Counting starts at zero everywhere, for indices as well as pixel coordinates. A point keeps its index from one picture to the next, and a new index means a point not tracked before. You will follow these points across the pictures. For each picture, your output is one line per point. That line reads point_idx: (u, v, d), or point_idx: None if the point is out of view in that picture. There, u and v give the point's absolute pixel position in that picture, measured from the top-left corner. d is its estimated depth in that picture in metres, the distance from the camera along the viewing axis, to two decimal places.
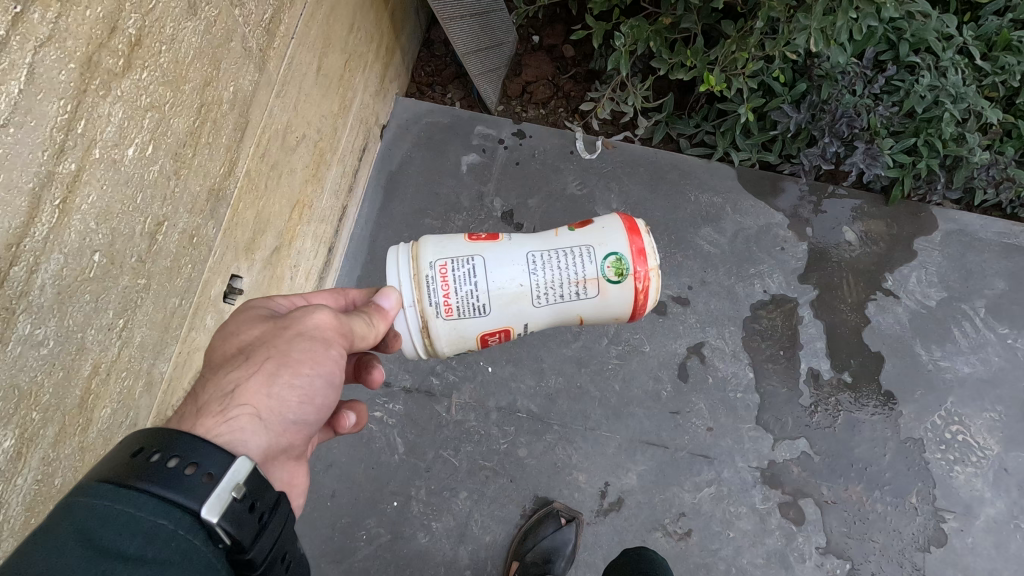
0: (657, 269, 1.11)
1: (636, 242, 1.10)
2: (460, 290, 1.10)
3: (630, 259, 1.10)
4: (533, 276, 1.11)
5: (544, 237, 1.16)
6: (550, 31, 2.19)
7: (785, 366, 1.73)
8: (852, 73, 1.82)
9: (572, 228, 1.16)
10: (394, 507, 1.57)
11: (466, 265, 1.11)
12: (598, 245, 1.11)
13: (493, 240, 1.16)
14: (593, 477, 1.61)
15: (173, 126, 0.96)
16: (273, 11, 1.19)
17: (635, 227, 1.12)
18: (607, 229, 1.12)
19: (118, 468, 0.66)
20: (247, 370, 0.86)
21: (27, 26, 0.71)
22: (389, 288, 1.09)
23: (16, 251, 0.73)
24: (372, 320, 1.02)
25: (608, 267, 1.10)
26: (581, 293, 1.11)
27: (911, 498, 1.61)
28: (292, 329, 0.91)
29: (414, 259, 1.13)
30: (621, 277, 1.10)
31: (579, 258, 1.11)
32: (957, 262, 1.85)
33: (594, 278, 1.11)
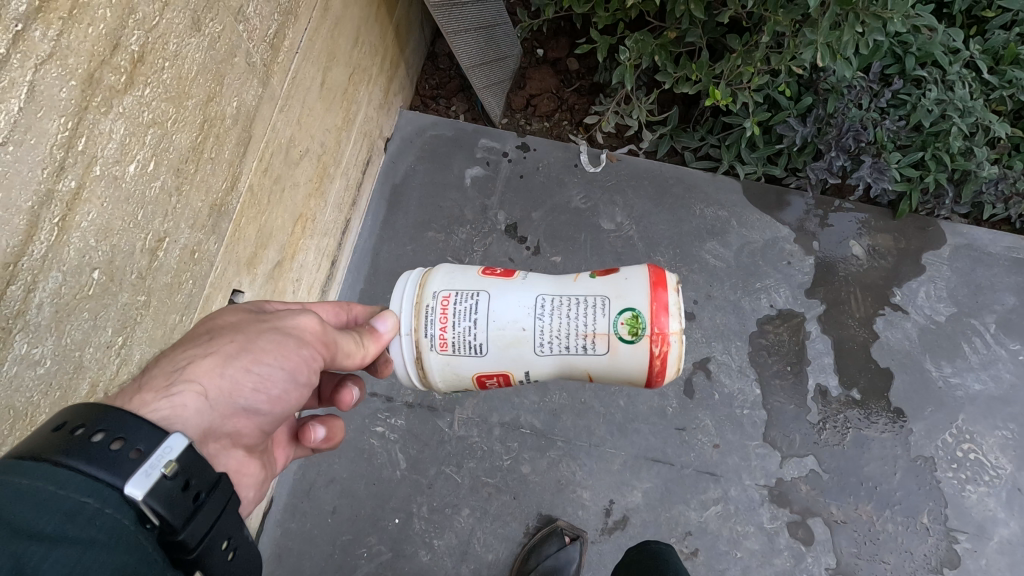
0: (680, 334, 0.98)
1: (658, 300, 0.99)
2: (457, 325, 1.05)
3: (648, 319, 0.98)
4: (538, 320, 1.03)
5: (561, 282, 1.08)
6: (554, 44, 2.18)
7: (793, 382, 1.71)
8: (859, 88, 1.80)
9: (594, 275, 1.08)
10: (395, 524, 1.55)
11: (469, 299, 1.06)
12: (615, 299, 1.01)
13: (506, 277, 1.09)
14: (597, 495, 1.59)
15: (176, 142, 0.96)
16: (277, 26, 1.18)
17: (661, 284, 1.00)
18: (628, 281, 1.02)
19: (38, 443, 0.61)
20: (208, 349, 0.81)
21: (28, 45, 0.70)
22: (389, 312, 1.07)
23: (13, 270, 0.72)
24: (361, 339, 0.99)
25: (622, 323, 0.99)
26: (588, 347, 1.02)
27: (923, 517, 1.57)
28: (270, 322, 0.87)
29: (421, 286, 1.10)
30: (634, 337, 0.99)
31: (591, 309, 1.02)
32: (966, 277, 1.82)
33: (605, 334, 1.01)
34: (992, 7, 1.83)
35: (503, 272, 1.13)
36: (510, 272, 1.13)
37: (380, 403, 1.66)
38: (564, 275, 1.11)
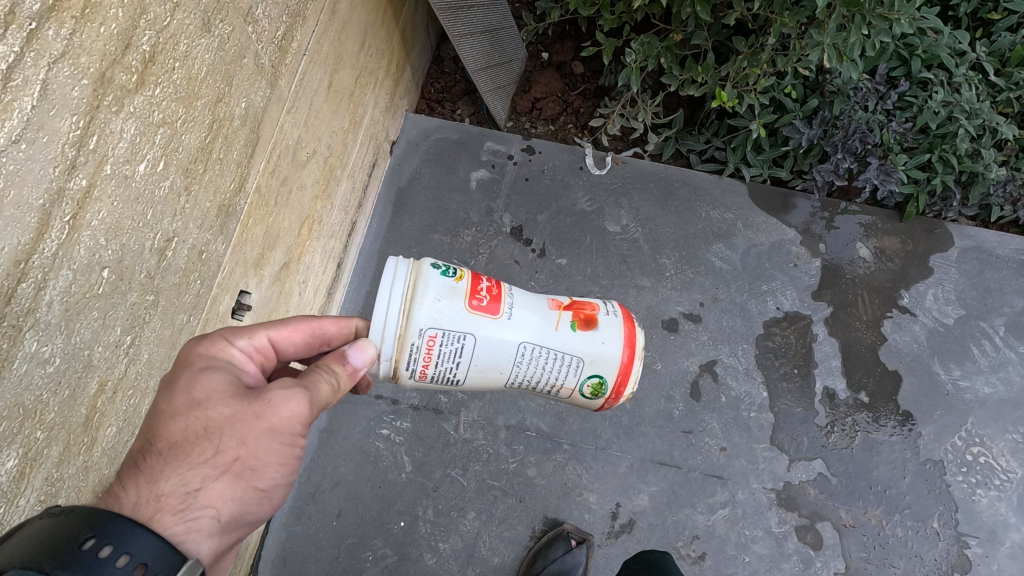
0: (631, 396, 1.14)
1: (623, 369, 1.10)
2: (440, 364, 1.04)
3: (611, 386, 1.11)
4: (516, 367, 1.09)
5: (543, 326, 1.10)
6: (559, 48, 2.20)
7: (800, 385, 1.69)
8: (864, 90, 1.82)
9: (574, 325, 1.11)
10: (401, 527, 1.54)
11: (456, 343, 1.03)
12: (590, 364, 1.09)
13: (493, 315, 1.06)
14: (603, 498, 1.58)
15: (185, 142, 0.96)
16: (286, 28, 1.19)
17: (629, 351, 1.10)
18: (605, 348, 1.09)
19: (40, 553, 0.59)
20: (213, 469, 0.78)
21: (42, 43, 0.70)
22: (367, 341, 0.97)
23: (24, 267, 0.72)
24: (339, 387, 0.91)
25: (588, 385, 1.11)
26: (553, 392, 1.13)
27: (933, 522, 1.56)
28: (266, 418, 0.81)
29: (404, 313, 1.02)
30: (594, 396, 1.12)
31: (566, 367, 1.10)
32: (974, 279, 1.81)
33: (570, 388, 1.12)
34: (998, 10, 1.83)
35: (488, 296, 1.08)
36: (495, 300, 1.08)
37: (386, 406, 1.65)
38: (545, 312, 1.12)
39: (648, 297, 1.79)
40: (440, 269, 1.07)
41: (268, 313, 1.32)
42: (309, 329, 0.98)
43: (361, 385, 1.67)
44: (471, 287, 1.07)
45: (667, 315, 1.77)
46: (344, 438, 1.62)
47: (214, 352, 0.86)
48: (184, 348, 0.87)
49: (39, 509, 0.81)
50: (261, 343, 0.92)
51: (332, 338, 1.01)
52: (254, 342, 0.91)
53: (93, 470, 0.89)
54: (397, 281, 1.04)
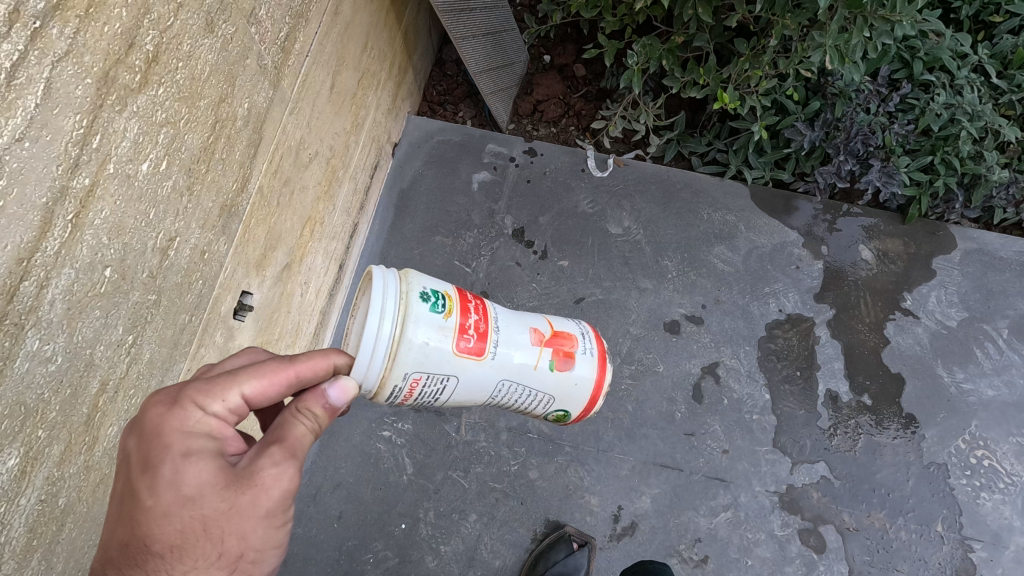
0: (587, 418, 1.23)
1: (589, 405, 1.16)
2: (420, 397, 1.04)
3: (573, 416, 1.19)
4: (491, 397, 1.11)
5: (525, 365, 1.09)
6: (561, 50, 2.20)
7: (803, 388, 1.69)
8: (867, 92, 1.83)
9: (553, 364, 1.12)
10: (402, 530, 1.53)
11: (439, 384, 1.02)
12: (560, 400, 1.14)
13: (478, 357, 1.04)
14: (605, 500, 1.57)
15: (188, 142, 0.96)
16: (289, 29, 1.19)
17: (599, 390, 1.16)
18: (577, 389, 1.13)
19: None
20: (217, 567, 0.74)
21: (46, 42, 0.71)
22: (347, 377, 0.88)
23: (26, 265, 0.72)
24: (320, 429, 0.85)
25: (553, 413, 1.18)
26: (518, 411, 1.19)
27: (937, 525, 1.55)
28: (264, 504, 0.75)
29: (390, 357, 0.96)
30: (555, 420, 1.20)
31: (538, 400, 1.14)
32: (978, 282, 1.81)
33: (535, 413, 1.18)
34: (1000, 12, 1.83)
35: (475, 334, 1.04)
36: (481, 340, 1.05)
37: (387, 408, 1.65)
38: (528, 349, 1.10)
39: (650, 299, 1.79)
40: (429, 304, 1.00)
41: (271, 313, 1.32)
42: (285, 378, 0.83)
43: None
44: (459, 326, 1.02)
45: (669, 317, 1.77)
46: (345, 440, 1.62)
47: (188, 428, 0.75)
48: (149, 422, 0.75)
49: (40, 509, 0.80)
50: (236, 405, 0.79)
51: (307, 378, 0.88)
52: (228, 405, 0.78)
53: (94, 470, 0.89)
54: (384, 318, 0.96)
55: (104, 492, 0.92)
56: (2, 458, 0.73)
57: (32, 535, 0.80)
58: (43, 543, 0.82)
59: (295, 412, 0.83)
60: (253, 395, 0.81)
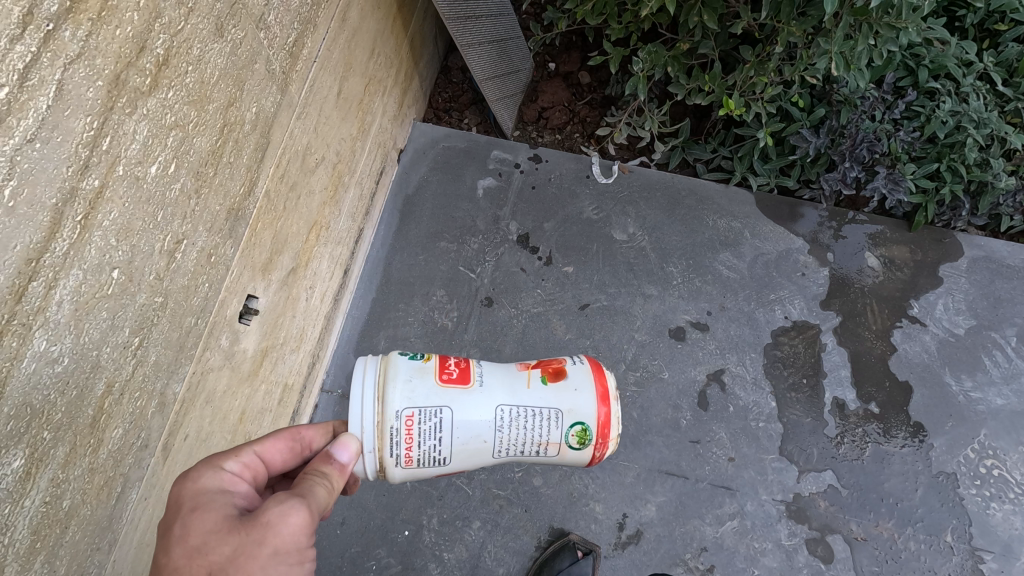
0: (618, 439, 1.08)
1: (603, 413, 1.06)
2: (424, 444, 1.00)
3: (595, 430, 1.06)
4: (499, 432, 1.04)
5: (515, 387, 1.08)
6: (566, 58, 2.21)
7: (809, 395, 1.68)
8: (873, 99, 1.82)
9: (544, 379, 1.09)
10: (405, 537, 1.52)
11: (434, 418, 1.00)
12: (567, 412, 1.05)
13: (464, 385, 1.04)
14: (610, 508, 1.56)
15: (196, 145, 0.97)
16: (297, 35, 1.20)
17: (606, 394, 1.07)
18: (581, 395, 1.06)
19: None
20: None
21: (58, 44, 0.71)
22: (348, 436, 0.96)
23: (35, 266, 0.73)
24: (333, 486, 0.90)
25: (572, 435, 1.06)
26: (540, 452, 1.07)
27: (946, 536, 1.53)
28: (267, 543, 0.76)
29: (378, 400, 1.00)
30: (582, 445, 1.06)
31: (546, 421, 1.05)
32: (985, 289, 1.80)
33: (556, 443, 1.06)
34: (1005, 21, 1.84)
35: (459, 370, 1.07)
36: (465, 372, 1.07)
37: None
38: (514, 375, 1.10)
39: (655, 305, 1.78)
40: (408, 354, 1.06)
41: (276, 317, 1.32)
42: (290, 437, 0.95)
43: None
44: (440, 364, 1.07)
45: (674, 323, 1.76)
46: None
47: (202, 484, 0.83)
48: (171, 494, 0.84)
49: (44, 511, 0.80)
50: (249, 461, 0.89)
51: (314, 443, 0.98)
52: (242, 460, 0.88)
53: (99, 472, 0.88)
54: (367, 374, 1.03)
55: (108, 495, 0.91)
56: (7, 459, 0.73)
57: (36, 537, 0.80)
58: (46, 545, 0.82)
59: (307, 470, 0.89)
60: (265, 451, 0.92)
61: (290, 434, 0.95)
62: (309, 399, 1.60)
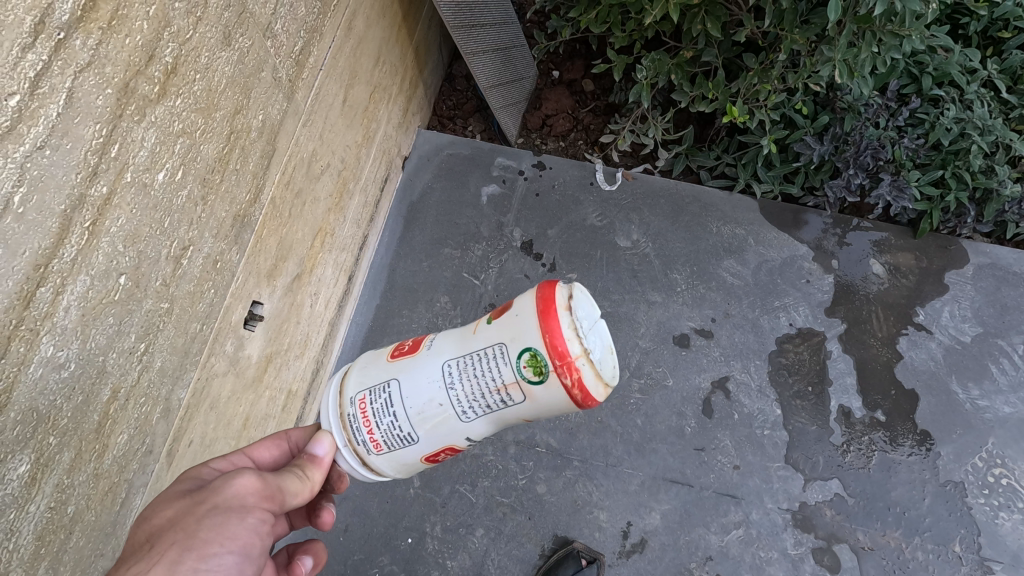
0: (586, 356, 0.85)
1: (549, 331, 0.85)
2: (382, 423, 0.95)
3: (546, 354, 0.85)
4: (451, 389, 0.93)
5: (462, 337, 0.96)
6: (570, 66, 2.23)
7: (814, 403, 1.67)
8: (876, 106, 1.83)
9: (490, 319, 0.94)
10: (408, 544, 1.52)
11: (384, 394, 0.96)
12: (509, 343, 0.88)
13: (412, 354, 0.99)
14: (614, 516, 1.55)
15: (203, 152, 0.97)
16: (303, 43, 1.21)
17: (549, 307, 0.86)
18: (519, 319, 0.88)
19: None
20: (149, 562, 0.71)
21: (69, 52, 0.72)
22: (322, 432, 0.98)
23: (43, 272, 0.73)
24: (302, 477, 0.90)
25: (524, 366, 0.87)
26: (507, 399, 0.91)
27: (954, 545, 1.51)
28: (207, 500, 0.77)
29: (338, 392, 1.01)
30: (541, 376, 0.86)
31: (491, 361, 0.90)
32: (991, 297, 1.79)
33: (513, 382, 0.89)
34: (1008, 28, 1.84)
35: (412, 343, 1.02)
36: (417, 342, 1.01)
37: None
38: (466, 327, 0.98)
39: (660, 312, 1.78)
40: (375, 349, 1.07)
41: (280, 323, 1.32)
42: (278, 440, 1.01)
43: None
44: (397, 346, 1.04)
45: (678, 330, 1.76)
46: None
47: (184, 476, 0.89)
48: None
49: (49, 516, 0.80)
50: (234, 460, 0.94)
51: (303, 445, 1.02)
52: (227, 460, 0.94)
53: (104, 478, 0.89)
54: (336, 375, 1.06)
55: (112, 502, 0.91)
56: (12, 464, 0.73)
57: (40, 543, 0.80)
58: (51, 551, 0.82)
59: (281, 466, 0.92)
60: (252, 452, 0.98)
61: (279, 438, 1.02)
62: (312, 405, 1.59)
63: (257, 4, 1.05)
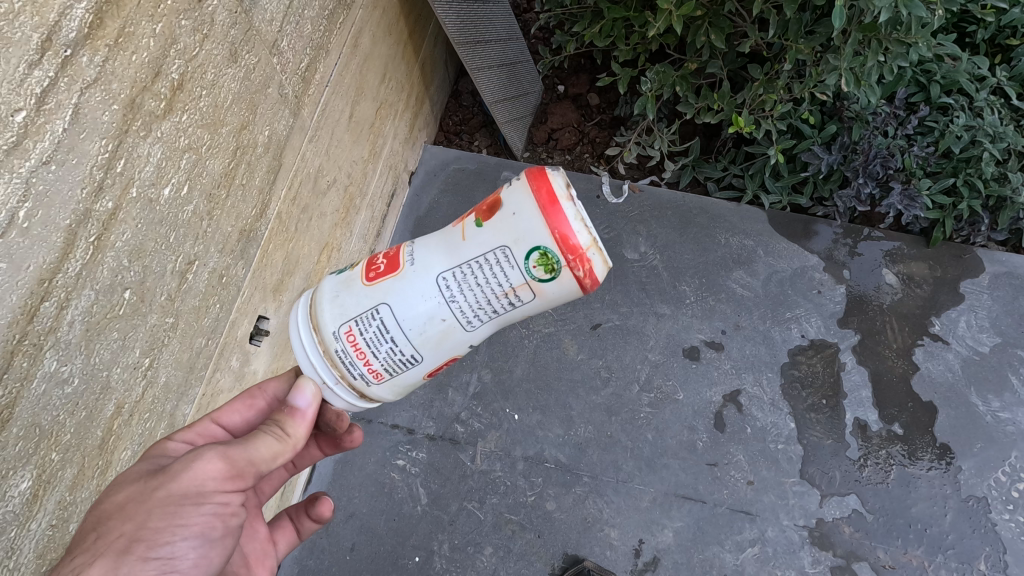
0: (593, 244, 0.84)
1: (553, 222, 0.82)
2: (380, 352, 0.93)
3: (556, 250, 0.83)
4: (452, 303, 0.90)
5: (449, 247, 0.92)
6: (575, 80, 2.24)
7: (830, 417, 1.63)
8: (884, 114, 1.82)
9: (479, 221, 0.90)
10: (416, 563, 1.49)
11: (374, 323, 0.92)
12: (512, 245, 0.85)
13: (392, 273, 0.93)
14: (625, 534, 1.51)
15: (210, 167, 0.98)
16: (309, 60, 1.23)
17: (546, 196, 0.83)
18: (517, 217, 0.84)
19: None
20: (94, 554, 0.71)
21: (76, 69, 0.73)
22: (304, 380, 0.94)
23: (48, 286, 0.74)
24: (283, 434, 0.88)
25: (533, 266, 0.85)
26: (515, 302, 0.89)
27: (979, 563, 1.46)
28: (163, 486, 0.75)
29: (315, 330, 0.95)
30: (552, 273, 0.85)
31: (494, 266, 0.87)
32: (1009, 306, 1.75)
33: (523, 284, 0.87)
34: (1016, 35, 1.83)
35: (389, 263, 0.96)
36: (394, 261, 0.95)
37: (402, 436, 1.62)
38: (450, 232, 0.94)
39: (669, 325, 1.76)
40: (337, 271, 1.01)
41: (287, 338, 1.32)
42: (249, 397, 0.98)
43: (377, 415, 1.65)
44: (366, 266, 0.98)
45: (688, 343, 1.73)
46: (358, 469, 1.59)
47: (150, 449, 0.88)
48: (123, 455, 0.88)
49: (50, 534, 0.80)
50: (203, 429, 0.93)
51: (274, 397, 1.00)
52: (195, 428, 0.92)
53: None
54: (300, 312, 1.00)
55: None
56: (14, 481, 0.73)
57: (42, 561, 0.79)
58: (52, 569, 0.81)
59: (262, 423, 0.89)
60: (222, 417, 0.96)
61: (249, 395, 0.99)
62: None
63: (264, 22, 1.06)
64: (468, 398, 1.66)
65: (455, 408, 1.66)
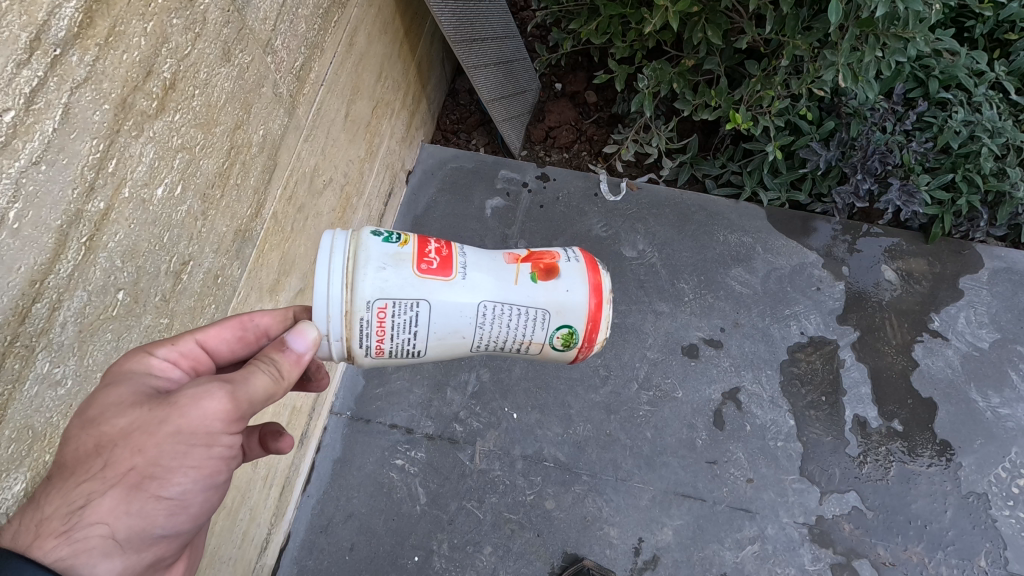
0: (603, 342, 1.05)
1: (593, 317, 1.00)
2: (397, 337, 0.94)
3: (581, 335, 1.01)
4: (479, 330, 0.98)
5: (502, 282, 1.00)
6: (572, 78, 2.24)
7: (829, 413, 1.63)
8: (882, 110, 1.82)
9: (534, 276, 1.01)
10: (415, 562, 1.48)
11: (409, 311, 0.93)
12: (555, 315, 0.99)
13: (443, 276, 0.96)
14: (625, 533, 1.51)
15: (203, 167, 0.98)
16: (304, 59, 1.22)
17: (600, 298, 1.01)
18: (571, 297, 0.99)
19: None
20: (106, 482, 0.72)
21: (65, 68, 0.72)
22: (306, 324, 0.87)
23: (39, 287, 0.73)
24: (280, 374, 0.82)
25: (557, 337, 1.01)
26: (522, 350, 1.03)
27: (980, 560, 1.46)
28: (171, 421, 0.74)
29: (348, 289, 0.91)
30: (566, 347, 1.02)
31: (532, 321, 0.99)
32: (1009, 301, 1.74)
33: (539, 343, 1.02)
34: (1014, 30, 1.83)
35: (440, 259, 0.98)
36: (446, 263, 0.98)
37: (400, 436, 1.62)
38: (501, 267, 1.02)
39: (668, 323, 1.76)
40: (382, 235, 0.96)
41: None
42: (240, 324, 0.90)
43: (376, 415, 1.65)
44: (417, 250, 0.97)
45: (687, 341, 1.73)
46: (357, 469, 1.58)
47: (128, 365, 0.79)
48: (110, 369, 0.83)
49: None
50: (188, 350, 0.85)
51: (269, 329, 0.93)
52: (178, 348, 0.84)
53: None
54: (335, 255, 0.93)
55: None
56: (8, 482, 0.72)
57: None
58: None
59: (256, 357, 0.83)
60: (207, 341, 0.88)
61: (240, 322, 0.91)
62: (316, 422, 1.59)
63: (258, 21, 1.06)
64: (467, 397, 1.66)
65: (453, 407, 1.65)
